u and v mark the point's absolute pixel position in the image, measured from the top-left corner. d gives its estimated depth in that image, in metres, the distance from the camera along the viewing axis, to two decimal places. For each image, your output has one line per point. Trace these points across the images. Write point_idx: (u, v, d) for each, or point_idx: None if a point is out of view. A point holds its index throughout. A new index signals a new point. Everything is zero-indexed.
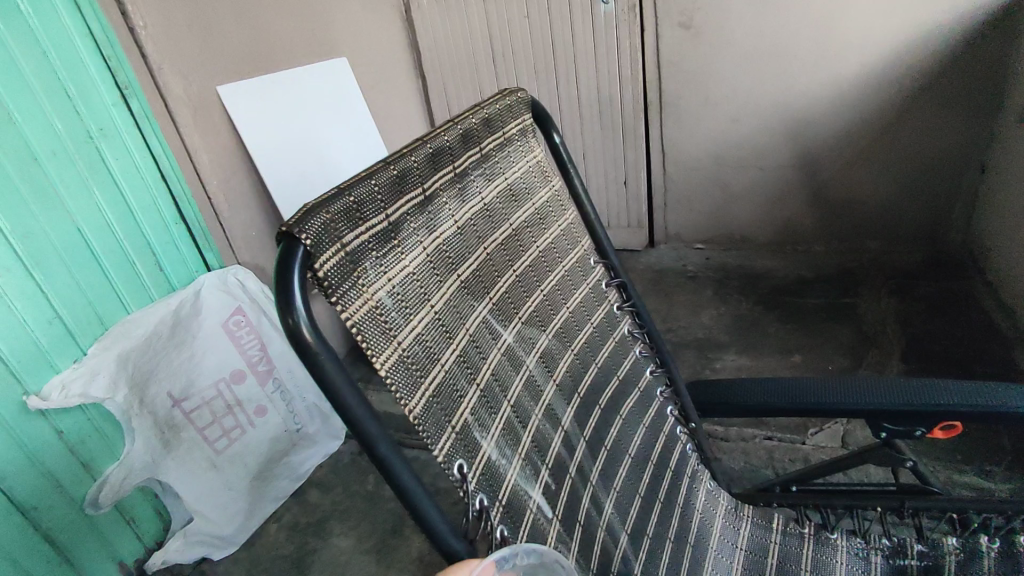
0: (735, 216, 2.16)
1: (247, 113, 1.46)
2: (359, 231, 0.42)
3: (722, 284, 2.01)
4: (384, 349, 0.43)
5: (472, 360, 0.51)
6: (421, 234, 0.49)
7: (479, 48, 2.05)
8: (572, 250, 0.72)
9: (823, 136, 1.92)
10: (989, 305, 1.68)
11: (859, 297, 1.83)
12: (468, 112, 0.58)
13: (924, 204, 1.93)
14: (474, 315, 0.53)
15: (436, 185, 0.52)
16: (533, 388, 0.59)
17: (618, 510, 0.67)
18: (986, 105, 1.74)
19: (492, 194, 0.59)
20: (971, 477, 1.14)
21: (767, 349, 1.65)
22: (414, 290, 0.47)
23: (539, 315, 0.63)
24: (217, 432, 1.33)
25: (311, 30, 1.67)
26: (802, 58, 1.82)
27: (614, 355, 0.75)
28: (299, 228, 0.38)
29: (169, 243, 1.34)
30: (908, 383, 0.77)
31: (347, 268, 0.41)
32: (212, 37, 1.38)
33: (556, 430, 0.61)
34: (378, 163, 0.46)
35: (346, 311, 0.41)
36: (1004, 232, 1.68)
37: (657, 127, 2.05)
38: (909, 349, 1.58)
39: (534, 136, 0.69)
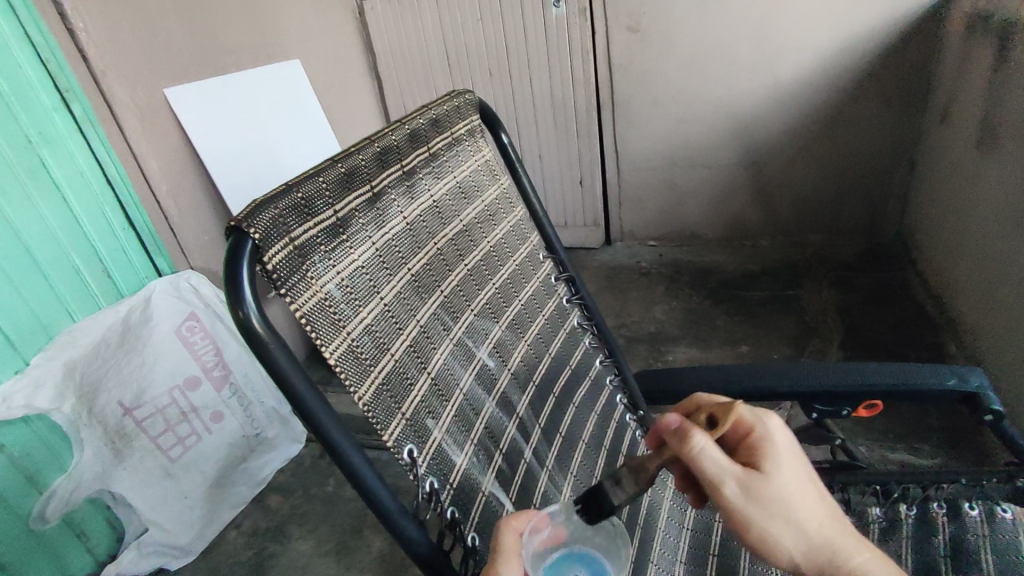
0: (685, 213, 2.23)
1: (196, 115, 1.44)
2: (307, 226, 0.44)
3: (674, 279, 2.08)
4: (333, 339, 0.45)
5: (423, 350, 0.53)
6: (370, 230, 0.51)
7: (434, 50, 2.07)
8: (522, 245, 0.74)
9: (765, 136, 2.01)
10: (919, 294, 1.79)
11: (801, 288, 1.92)
12: (416, 113, 0.60)
13: (860, 199, 2.04)
14: (425, 307, 0.56)
15: (384, 182, 0.53)
16: (485, 377, 0.61)
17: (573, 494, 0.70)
18: (912, 105, 1.86)
19: (441, 191, 0.61)
20: (902, 454, 1.22)
21: (716, 340, 1.72)
22: (363, 283, 0.48)
23: (491, 308, 0.65)
24: (171, 440, 1.31)
25: (261, 31, 1.66)
26: (743, 60, 1.90)
27: (565, 347, 0.78)
28: (248, 223, 0.40)
29: (116, 249, 1.31)
30: (835, 366, 0.82)
31: (296, 261, 0.43)
32: (157, 39, 1.36)
33: (510, 417, 0.63)
34: (326, 162, 0.48)
35: (295, 303, 0.42)
36: (930, 224, 1.79)
37: (609, 128, 2.10)
38: (847, 337, 1.67)
39: (483, 136, 0.71)
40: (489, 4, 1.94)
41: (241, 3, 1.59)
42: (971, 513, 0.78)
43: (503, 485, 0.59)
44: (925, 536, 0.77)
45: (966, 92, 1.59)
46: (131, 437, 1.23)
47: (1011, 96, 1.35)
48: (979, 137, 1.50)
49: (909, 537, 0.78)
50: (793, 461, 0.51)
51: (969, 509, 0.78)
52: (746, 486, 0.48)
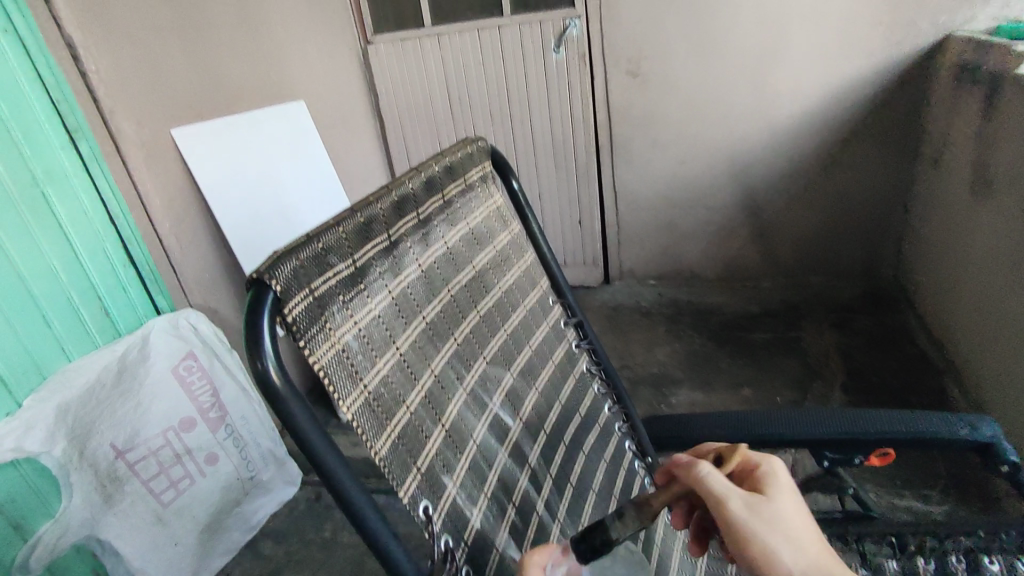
0: (684, 254, 2.25)
1: (202, 155, 1.45)
2: (327, 276, 0.44)
3: (674, 320, 2.08)
4: (350, 392, 0.44)
5: (437, 400, 0.53)
6: (386, 278, 0.50)
7: (436, 94, 2.11)
8: (532, 290, 0.74)
9: (761, 179, 2.04)
10: (920, 335, 1.80)
11: (802, 330, 1.92)
12: (431, 161, 0.61)
13: (856, 241, 2.07)
14: (439, 356, 0.55)
15: (401, 230, 0.53)
16: (498, 426, 0.60)
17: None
18: (903, 150, 1.91)
19: (455, 238, 0.61)
20: (912, 501, 1.21)
21: (719, 382, 1.71)
22: (379, 333, 0.48)
23: (502, 354, 0.65)
24: (163, 484, 1.27)
25: (268, 75, 1.69)
26: (738, 106, 1.95)
27: (574, 393, 0.77)
28: (270, 274, 0.39)
29: (116, 288, 1.30)
30: (847, 414, 0.81)
31: (316, 312, 0.42)
32: (167, 82, 1.38)
33: (522, 468, 0.62)
34: (345, 210, 0.48)
35: (314, 355, 0.42)
36: (927, 267, 1.81)
37: (608, 170, 2.14)
38: (850, 379, 1.66)
39: (494, 183, 0.72)
40: (491, 51, 2.00)
41: (249, 47, 1.62)
42: (991, 567, 0.76)
43: (516, 540, 0.57)
44: None
45: (956, 139, 1.63)
46: (122, 480, 1.20)
47: (1001, 145, 1.39)
48: (971, 183, 1.53)
49: None
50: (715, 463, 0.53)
51: (990, 564, 0.76)
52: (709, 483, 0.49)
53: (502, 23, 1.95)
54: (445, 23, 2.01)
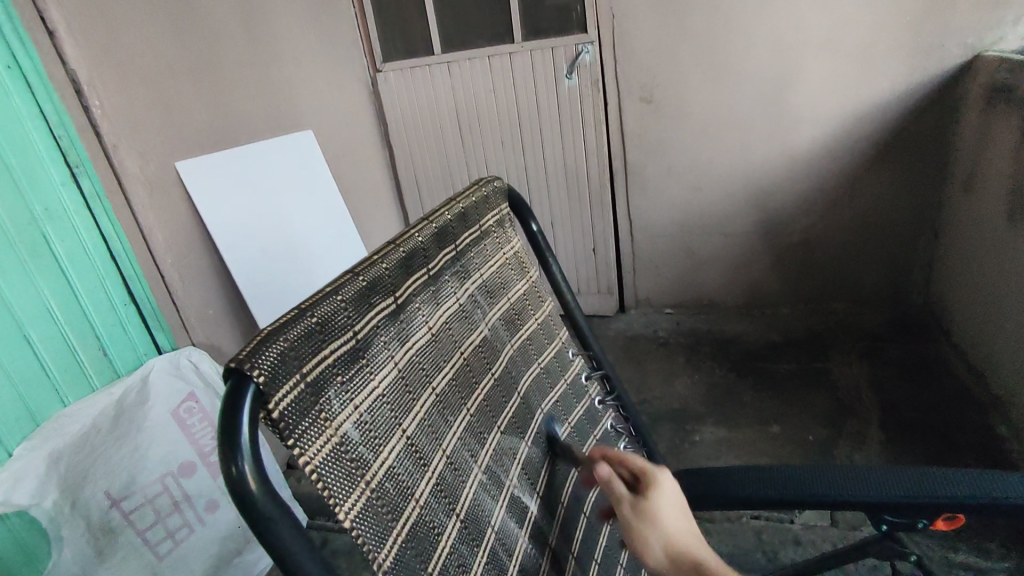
0: (702, 281, 2.17)
1: (208, 189, 1.41)
2: (323, 356, 0.37)
3: (694, 350, 2.00)
4: (349, 493, 0.37)
5: (451, 486, 0.46)
6: (392, 348, 0.44)
7: (446, 120, 2.07)
8: (550, 343, 0.67)
9: (782, 204, 1.97)
10: (956, 367, 1.70)
11: (829, 361, 1.83)
12: (442, 208, 0.54)
13: (883, 267, 1.98)
14: (452, 433, 0.48)
15: (408, 290, 0.47)
16: (517, 506, 0.53)
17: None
18: (932, 173, 1.83)
19: (468, 293, 0.55)
20: (966, 556, 1.11)
21: (745, 419, 1.62)
22: (383, 416, 0.41)
23: (521, 420, 0.58)
24: (161, 534, 1.20)
25: (275, 104, 1.65)
26: (758, 130, 1.89)
27: (600, 456, 0.69)
28: (252, 361, 0.33)
29: (116, 327, 1.24)
30: (907, 474, 0.73)
31: (308, 401, 0.36)
32: (172, 114, 1.34)
33: (546, 552, 0.54)
34: (345, 274, 0.42)
35: (305, 453, 0.35)
36: (961, 295, 1.72)
37: (623, 195, 2.08)
38: (885, 415, 1.57)
39: (511, 226, 0.65)
40: (503, 77, 1.96)
41: (256, 78, 1.59)
42: None
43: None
44: None
45: (990, 163, 1.56)
46: (117, 532, 1.13)
47: None
48: (1009, 209, 1.45)
49: None
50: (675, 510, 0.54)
51: None
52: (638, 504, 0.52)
53: (514, 49, 1.91)
54: (455, 50, 1.98)
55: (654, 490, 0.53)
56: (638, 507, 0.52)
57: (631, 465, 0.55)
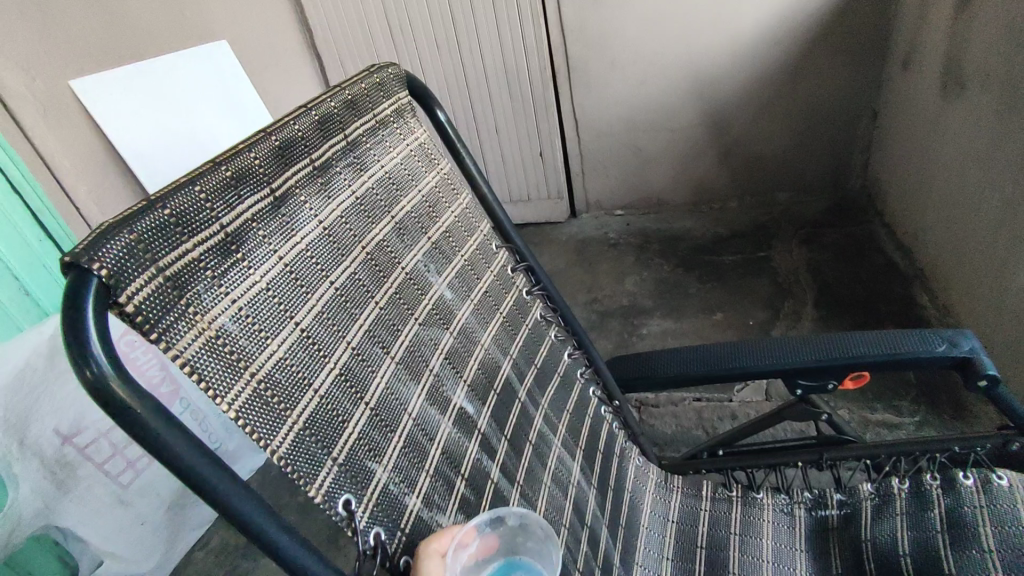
0: (651, 179, 2.16)
1: (114, 111, 1.29)
2: (183, 248, 0.35)
3: (643, 249, 2.03)
4: (231, 385, 0.36)
5: (355, 377, 0.46)
6: (274, 242, 0.42)
7: (374, 22, 1.93)
8: (470, 237, 0.66)
9: (726, 94, 1.94)
10: (888, 245, 1.77)
11: (772, 249, 1.88)
12: (326, 94, 0.51)
13: (825, 152, 2.00)
14: (355, 325, 0.47)
15: (289, 182, 0.45)
16: (437, 394, 0.54)
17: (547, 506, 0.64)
18: (874, 52, 1.80)
19: (365, 185, 0.53)
20: (882, 414, 1.20)
21: (690, 309, 1.68)
22: (268, 310, 0.40)
23: (439, 312, 0.58)
24: (120, 465, 1.21)
25: (178, 12, 1.50)
26: (699, 14, 1.82)
27: (527, 347, 0.70)
28: (91, 255, 0.31)
29: (34, 264, 1.17)
30: (820, 339, 0.77)
31: (170, 296, 0.34)
32: (53, 25, 1.20)
33: (471, 436, 0.57)
34: (206, 164, 0.39)
35: (173, 347, 0.34)
36: (896, 174, 1.75)
37: (567, 94, 2.01)
38: (820, 295, 1.64)
39: (413, 116, 0.62)
40: None
41: None
42: (965, 484, 0.73)
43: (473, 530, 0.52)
44: (917, 513, 0.73)
45: (927, 37, 1.54)
46: (74, 466, 1.14)
47: (974, 39, 1.30)
48: (942, 83, 1.45)
49: (904, 511, 0.74)
50: None
51: (964, 479, 0.74)
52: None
53: None
54: None
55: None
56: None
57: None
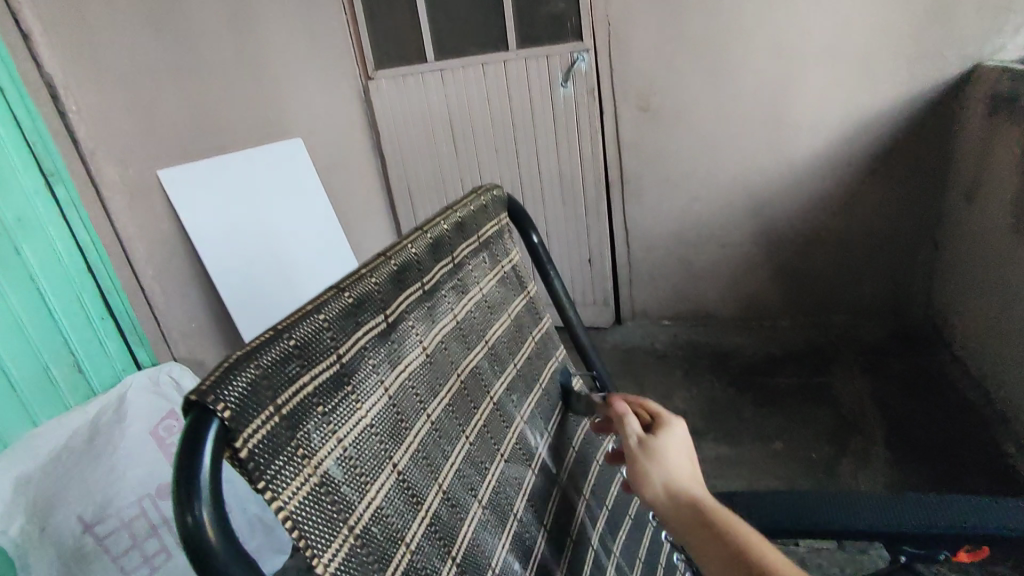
0: (701, 293, 2.13)
1: (195, 201, 1.33)
2: (300, 382, 0.32)
3: (692, 364, 1.96)
4: (330, 542, 0.32)
5: (447, 526, 0.41)
6: (382, 372, 0.39)
7: (439, 130, 2.04)
8: (547, 362, 0.62)
9: (780, 215, 1.94)
10: (962, 381, 1.66)
11: (831, 375, 1.80)
12: (439, 216, 0.50)
13: (883, 279, 1.95)
14: (449, 464, 0.43)
15: (401, 307, 0.42)
16: (522, 543, 0.48)
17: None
18: (933, 185, 1.81)
19: (465, 309, 0.50)
20: None
21: (745, 435, 1.58)
22: (372, 449, 0.36)
23: (523, 445, 0.53)
24: (134, 562, 1.07)
25: (264, 113, 1.61)
26: (754, 140, 1.87)
27: (604, 484, 0.64)
28: (217, 394, 0.28)
29: (93, 343, 1.16)
30: (921, 499, 0.68)
31: (281, 437, 0.31)
32: (154, 121, 1.28)
33: None
34: (329, 289, 0.37)
35: (278, 497, 0.30)
36: (964, 307, 1.69)
37: (619, 205, 2.04)
38: (889, 431, 1.53)
39: (511, 236, 0.61)
40: (496, 86, 1.93)
41: (245, 83, 1.54)
42: None
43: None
44: None
45: (991, 175, 1.54)
46: (86, 562, 1.01)
47: None
48: (1014, 220, 1.43)
49: None
50: (689, 451, 0.54)
51: None
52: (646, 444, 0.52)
53: (507, 57, 1.89)
54: (449, 58, 1.95)
55: (664, 431, 0.53)
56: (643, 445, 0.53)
57: (648, 409, 0.57)
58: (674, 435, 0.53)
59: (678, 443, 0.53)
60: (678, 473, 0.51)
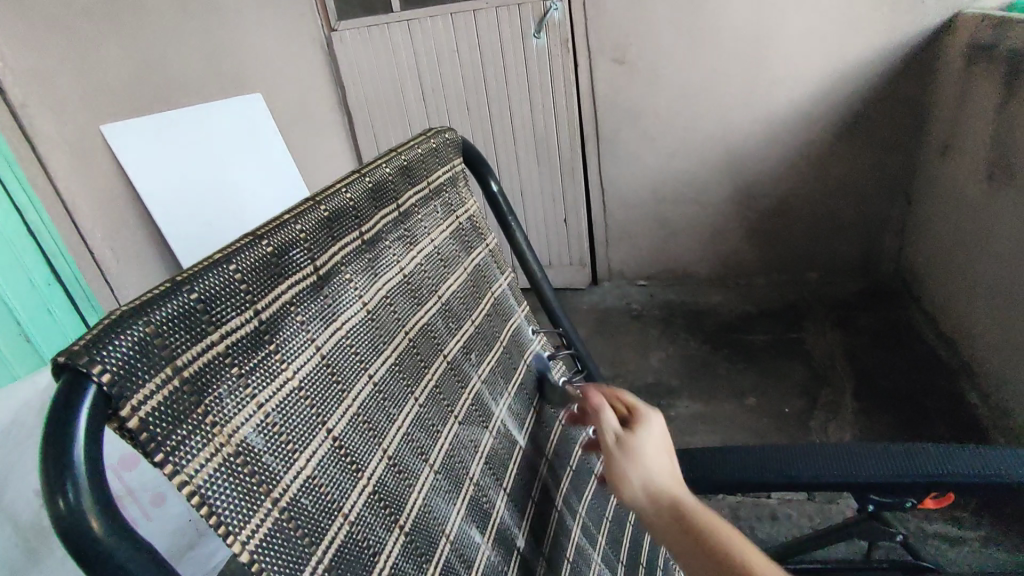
0: (678, 252, 2.11)
1: (143, 156, 1.17)
2: (207, 340, 0.29)
3: (668, 323, 1.95)
4: (249, 516, 0.28)
5: (392, 494, 0.38)
6: (312, 328, 0.35)
7: (408, 84, 1.96)
8: (511, 320, 0.59)
9: (757, 171, 1.91)
10: (930, 334, 1.68)
11: (804, 331, 1.80)
12: (380, 160, 0.46)
13: (857, 235, 1.95)
14: (394, 427, 0.40)
15: (334, 258, 0.38)
16: (478, 507, 0.46)
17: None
18: (909, 139, 1.79)
19: (414, 262, 0.47)
20: (941, 525, 1.09)
21: (719, 391, 1.59)
22: (300, 412, 0.33)
23: (482, 407, 0.50)
24: None
25: (219, 65, 1.51)
26: (732, 94, 1.82)
27: (569, 444, 0.62)
28: (93, 356, 0.24)
29: (41, 309, 1.05)
30: (886, 449, 0.68)
31: (184, 403, 0.27)
32: (94, 71, 1.17)
33: (510, 559, 0.47)
34: (243, 237, 0.33)
35: (182, 470, 0.26)
36: (935, 261, 1.70)
37: (595, 162, 1.99)
38: (860, 384, 1.55)
39: (466, 185, 0.57)
40: (467, 37, 1.84)
41: (195, 32, 1.44)
42: None
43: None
44: None
45: (965, 126, 1.53)
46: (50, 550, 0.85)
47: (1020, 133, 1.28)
48: (987, 171, 1.42)
49: None
50: (668, 452, 0.51)
51: None
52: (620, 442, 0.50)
53: (477, 6, 1.79)
54: (416, 7, 1.85)
55: (643, 428, 0.51)
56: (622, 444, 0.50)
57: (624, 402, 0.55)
58: (651, 432, 0.51)
59: (657, 440, 0.51)
60: (656, 470, 0.49)
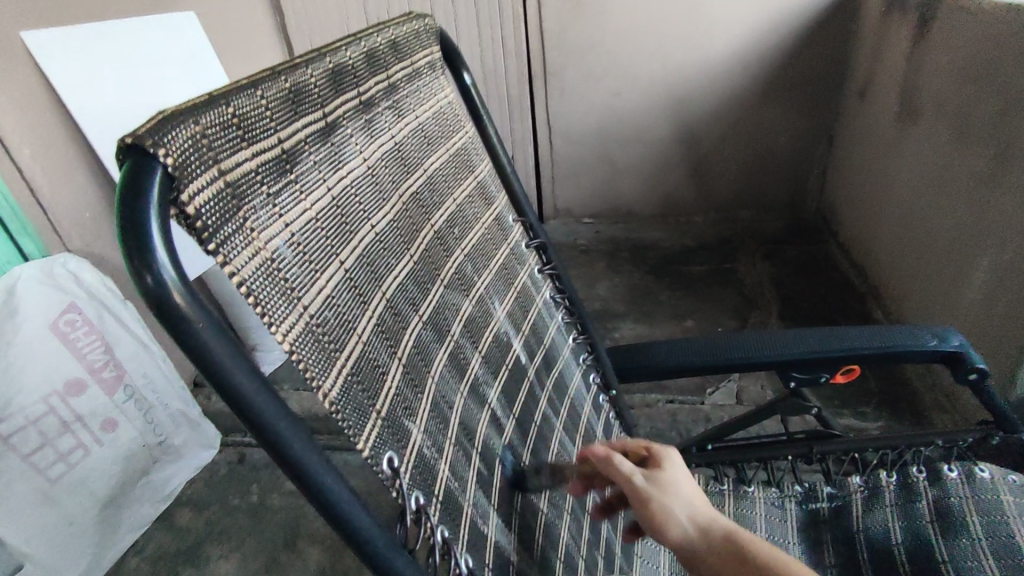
0: (621, 191, 2.19)
1: (71, 70, 1.15)
2: (240, 154, 0.32)
3: (612, 257, 2.05)
4: (285, 315, 0.33)
5: (393, 329, 0.42)
6: (323, 169, 0.38)
7: (352, 12, 1.86)
8: (490, 206, 0.63)
9: (697, 111, 1.99)
10: (844, 264, 1.86)
11: (736, 262, 1.94)
12: (372, 30, 0.49)
13: (785, 175, 2.09)
14: (394, 275, 0.44)
15: (338, 110, 0.42)
16: (459, 362, 0.51)
17: (552, 504, 0.60)
18: (836, 81, 1.90)
19: (404, 132, 0.50)
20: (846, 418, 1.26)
21: (661, 316, 1.70)
22: (318, 240, 0.36)
23: (464, 276, 0.54)
24: (51, 457, 1.06)
25: None
26: (675, 32, 1.87)
27: (538, 324, 0.67)
28: (156, 140, 0.27)
29: None
30: (813, 330, 0.75)
31: (228, 204, 0.31)
32: None
33: (484, 409, 0.53)
34: (265, 71, 0.36)
35: (231, 263, 0.30)
36: (851, 198, 1.85)
37: (542, 100, 2.01)
38: (783, 308, 1.70)
39: (444, 74, 0.60)
40: None
41: None
42: (950, 475, 0.72)
43: (482, 513, 0.47)
44: (905, 503, 0.72)
45: (883, 70, 1.65)
46: None
47: (931, 73, 1.40)
48: (900, 110, 1.55)
49: (893, 503, 0.73)
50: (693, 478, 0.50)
51: (948, 472, 0.72)
52: (653, 477, 0.48)
53: None
54: None
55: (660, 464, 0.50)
56: (651, 478, 0.48)
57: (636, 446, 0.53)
58: (676, 467, 0.50)
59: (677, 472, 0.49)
60: (686, 494, 0.47)
